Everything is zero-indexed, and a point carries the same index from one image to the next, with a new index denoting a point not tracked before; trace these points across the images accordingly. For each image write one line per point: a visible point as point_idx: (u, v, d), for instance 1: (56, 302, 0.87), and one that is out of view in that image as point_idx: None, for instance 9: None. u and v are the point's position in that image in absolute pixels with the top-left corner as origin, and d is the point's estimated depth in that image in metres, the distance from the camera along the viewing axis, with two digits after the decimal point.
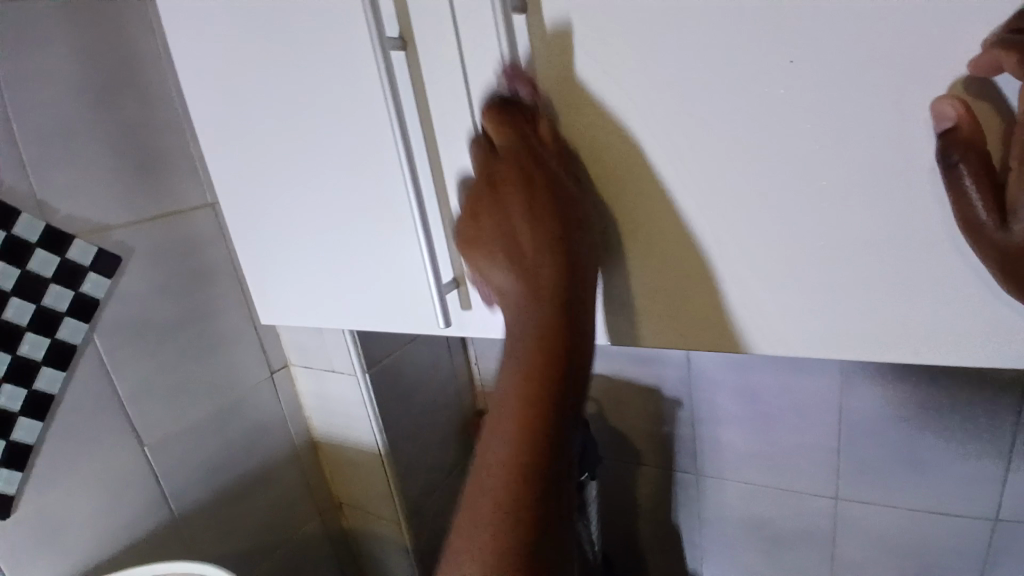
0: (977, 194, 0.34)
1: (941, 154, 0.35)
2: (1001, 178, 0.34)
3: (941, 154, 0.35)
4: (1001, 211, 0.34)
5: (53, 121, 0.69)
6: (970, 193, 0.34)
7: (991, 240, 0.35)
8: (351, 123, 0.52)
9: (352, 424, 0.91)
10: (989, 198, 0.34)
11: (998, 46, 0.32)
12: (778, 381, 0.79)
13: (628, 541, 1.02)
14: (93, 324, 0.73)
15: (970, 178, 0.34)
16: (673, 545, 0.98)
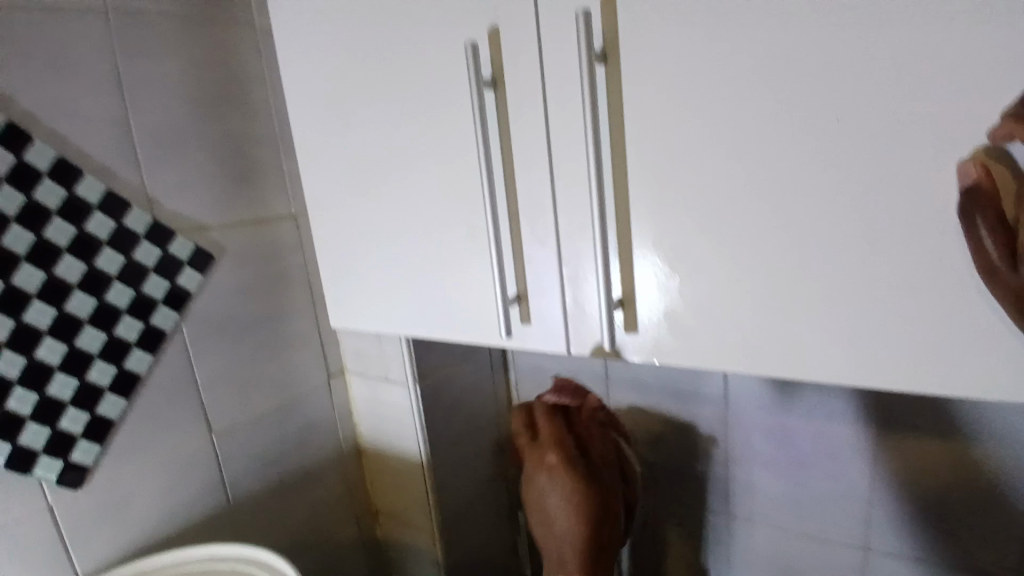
0: (993, 244, 0.38)
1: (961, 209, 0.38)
2: None
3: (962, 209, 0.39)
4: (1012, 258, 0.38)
5: (169, 130, 0.78)
6: (986, 244, 0.38)
7: (1005, 285, 0.38)
8: (438, 150, 0.58)
9: (398, 431, 0.95)
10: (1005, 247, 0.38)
11: (1011, 119, 0.36)
12: (816, 426, 0.80)
13: None
14: (182, 314, 0.81)
15: (985, 229, 0.38)
16: None
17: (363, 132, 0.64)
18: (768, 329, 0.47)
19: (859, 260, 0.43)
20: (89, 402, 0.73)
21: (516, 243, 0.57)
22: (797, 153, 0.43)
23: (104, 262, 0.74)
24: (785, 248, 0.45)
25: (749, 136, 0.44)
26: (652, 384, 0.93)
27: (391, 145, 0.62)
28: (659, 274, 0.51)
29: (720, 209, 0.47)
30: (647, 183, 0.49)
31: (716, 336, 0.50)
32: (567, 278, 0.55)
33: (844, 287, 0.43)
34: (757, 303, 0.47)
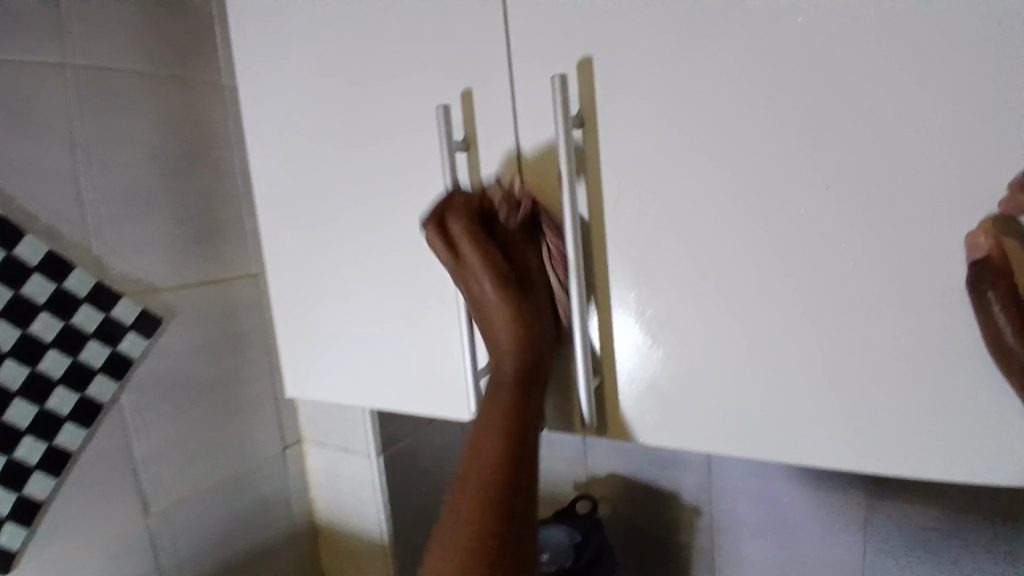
0: (1006, 321, 0.36)
1: (971, 283, 0.36)
2: None
3: (972, 282, 0.36)
4: None
5: (124, 186, 0.74)
6: (999, 320, 0.36)
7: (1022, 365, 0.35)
8: (409, 211, 0.55)
9: (359, 506, 0.88)
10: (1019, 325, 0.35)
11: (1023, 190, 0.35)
12: (801, 495, 0.77)
13: None
14: (124, 382, 0.74)
15: (998, 305, 0.36)
16: None
17: (330, 190, 0.60)
18: (759, 404, 0.44)
19: (853, 333, 0.41)
20: (14, 482, 0.65)
21: None
22: (785, 222, 0.41)
23: (39, 327, 0.67)
24: (776, 320, 0.43)
25: (734, 204, 0.43)
26: (630, 451, 0.89)
27: (359, 205, 0.59)
28: (642, 344, 0.48)
29: (706, 278, 0.44)
30: (630, 248, 0.47)
31: (703, 410, 0.46)
32: None
33: (839, 364, 0.41)
34: (745, 378, 0.44)
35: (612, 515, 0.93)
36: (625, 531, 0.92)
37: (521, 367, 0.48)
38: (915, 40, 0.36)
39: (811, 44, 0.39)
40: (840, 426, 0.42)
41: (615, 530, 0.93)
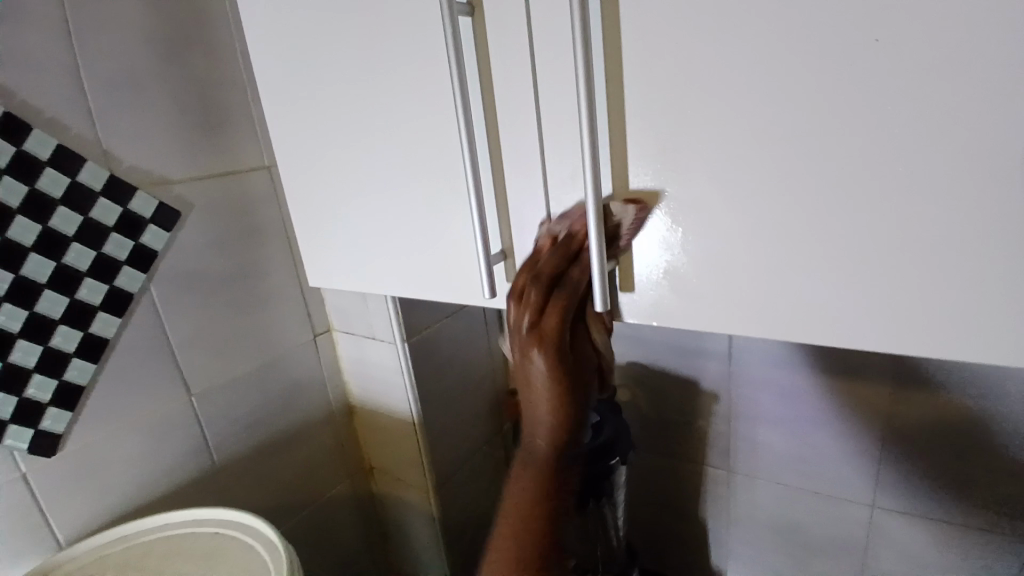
0: None
1: None
2: None
3: None
4: None
5: (124, 75, 0.71)
6: None
7: None
8: (412, 89, 0.51)
9: (388, 391, 0.92)
10: None
11: None
12: (825, 384, 0.76)
13: (652, 530, 1.01)
14: (150, 274, 0.76)
15: None
16: (698, 538, 0.97)
17: (329, 67, 0.56)
18: (785, 285, 0.42)
19: (894, 207, 0.37)
20: (55, 369, 0.69)
21: (500, 192, 0.50)
22: (829, 80, 0.36)
23: (58, 222, 0.68)
24: (809, 195, 0.39)
25: (771, 62, 0.38)
26: (652, 340, 0.89)
27: (361, 83, 0.55)
28: (661, 221, 0.45)
29: (735, 150, 0.41)
30: (651, 120, 0.43)
31: (722, 292, 0.44)
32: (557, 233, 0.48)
33: (870, 242, 0.38)
34: (769, 260, 0.42)
35: (632, 400, 0.95)
36: (645, 415, 0.94)
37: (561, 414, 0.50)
38: None
39: None
40: (871, 306, 0.40)
41: (635, 414, 0.95)
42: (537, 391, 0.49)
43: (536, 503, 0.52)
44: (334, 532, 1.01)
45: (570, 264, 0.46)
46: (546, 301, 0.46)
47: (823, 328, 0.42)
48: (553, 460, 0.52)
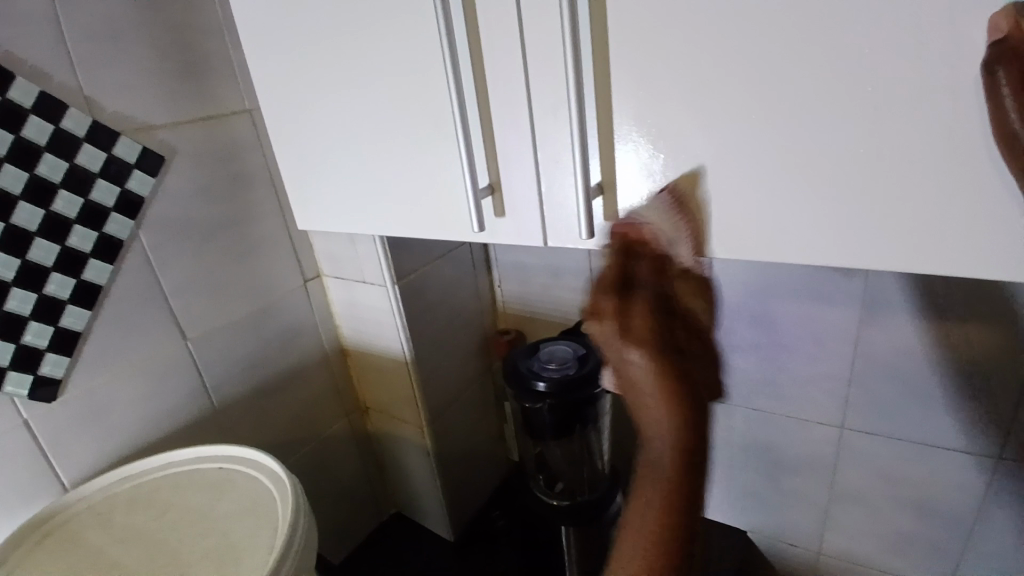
0: (1013, 107, 0.34)
1: (987, 69, 0.34)
2: None
3: (986, 69, 0.34)
4: None
5: (99, 16, 0.69)
6: (1008, 107, 0.34)
7: None
8: (397, 25, 0.52)
9: (380, 333, 0.95)
10: None
11: None
12: (797, 313, 0.81)
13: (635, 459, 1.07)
14: (139, 221, 0.76)
15: (1009, 91, 0.33)
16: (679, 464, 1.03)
17: (310, 2, 0.56)
18: (757, 210, 0.45)
19: (859, 131, 0.39)
20: (51, 316, 0.70)
21: (486, 128, 0.51)
22: (799, 7, 0.38)
23: (45, 168, 0.68)
24: (780, 122, 0.41)
25: None
26: None
27: (343, 19, 0.55)
28: (646, 160, 0.47)
29: (711, 79, 0.42)
30: (631, 51, 0.44)
31: (698, 218, 0.47)
32: (542, 166, 0.50)
33: (834, 166, 0.41)
34: (742, 186, 0.44)
35: None
36: None
37: (672, 404, 0.39)
38: None
39: None
40: (835, 228, 0.42)
41: None
42: (636, 394, 0.41)
43: (662, 522, 0.38)
44: (333, 468, 1.06)
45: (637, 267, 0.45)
46: (625, 298, 0.42)
47: (791, 250, 0.45)
48: (678, 467, 0.38)
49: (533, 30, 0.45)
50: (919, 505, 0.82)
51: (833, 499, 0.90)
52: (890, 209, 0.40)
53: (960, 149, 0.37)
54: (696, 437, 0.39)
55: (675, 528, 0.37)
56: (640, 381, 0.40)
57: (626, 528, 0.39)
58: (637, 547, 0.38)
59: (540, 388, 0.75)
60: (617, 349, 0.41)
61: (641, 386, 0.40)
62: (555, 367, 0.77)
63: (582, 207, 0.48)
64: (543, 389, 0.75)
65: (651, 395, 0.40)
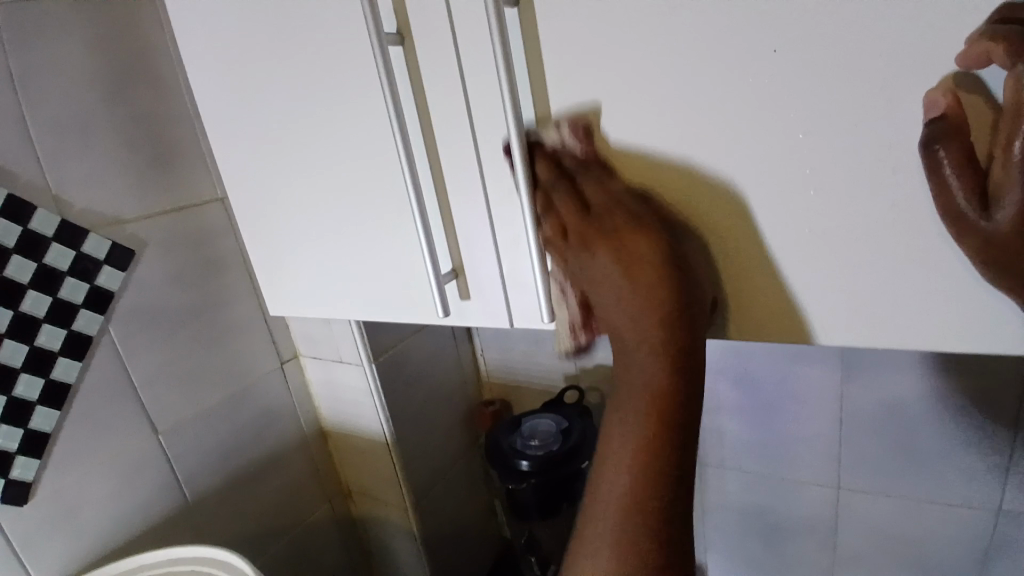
0: (958, 184, 0.34)
1: (926, 146, 0.34)
2: (984, 168, 0.34)
3: (924, 145, 0.35)
4: (982, 199, 0.33)
5: (66, 118, 0.70)
6: (951, 183, 0.34)
7: (976, 229, 0.34)
8: (353, 119, 0.52)
9: (360, 413, 0.92)
10: (971, 187, 0.34)
11: (986, 38, 0.32)
12: (780, 371, 0.79)
13: None
14: (108, 315, 0.75)
15: (952, 167, 0.34)
16: None
17: (270, 98, 0.57)
18: (719, 285, 0.44)
19: (810, 205, 0.39)
20: (19, 418, 0.68)
21: (445, 214, 0.51)
22: (740, 89, 0.38)
23: (13, 270, 0.67)
24: (733, 199, 0.41)
25: (685, 74, 0.39)
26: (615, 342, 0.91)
27: (301, 114, 0.56)
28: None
29: (662, 159, 0.42)
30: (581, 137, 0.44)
31: None
32: (503, 250, 0.49)
33: (788, 240, 0.40)
34: None
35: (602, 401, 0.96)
36: None
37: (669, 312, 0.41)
38: None
39: None
40: (797, 301, 0.42)
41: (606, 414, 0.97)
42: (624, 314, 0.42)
43: (644, 472, 0.41)
44: (316, 557, 1.01)
45: (589, 185, 0.44)
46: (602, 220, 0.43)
47: (755, 324, 0.44)
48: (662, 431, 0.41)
49: (483, 120, 0.46)
50: (925, 565, 0.79)
51: (838, 564, 0.85)
52: (850, 281, 0.40)
53: (910, 221, 0.37)
54: (687, 363, 0.41)
55: (657, 467, 0.40)
56: (612, 289, 0.43)
57: (608, 464, 0.42)
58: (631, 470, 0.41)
59: (523, 467, 0.72)
60: (593, 253, 0.43)
61: (622, 288, 0.42)
62: (538, 443, 0.75)
63: (544, 294, 0.48)
64: (526, 468, 0.72)
65: (634, 298, 0.42)
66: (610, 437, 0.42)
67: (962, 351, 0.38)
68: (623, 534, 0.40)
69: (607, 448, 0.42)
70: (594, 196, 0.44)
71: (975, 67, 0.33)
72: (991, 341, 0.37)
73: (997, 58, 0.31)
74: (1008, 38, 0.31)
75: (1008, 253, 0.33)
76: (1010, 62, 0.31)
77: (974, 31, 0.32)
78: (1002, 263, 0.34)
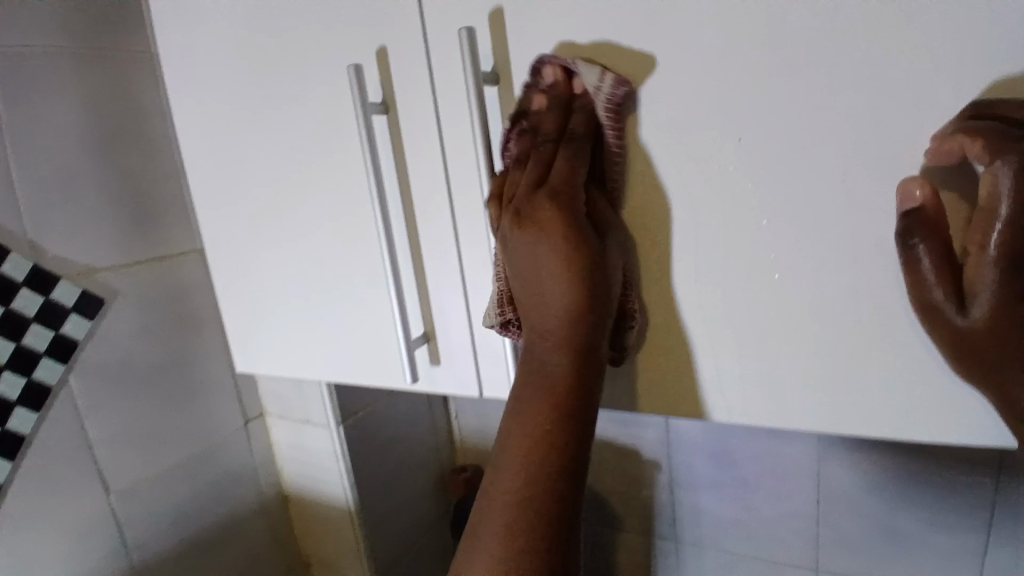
0: (934, 277, 0.34)
1: (903, 235, 0.35)
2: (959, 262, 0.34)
3: (901, 235, 0.35)
4: (958, 296, 0.34)
5: (53, 166, 0.70)
6: (927, 277, 0.34)
7: (949, 325, 0.34)
8: (332, 181, 0.53)
9: (325, 478, 0.89)
10: (946, 283, 0.34)
11: (960, 132, 0.32)
12: (756, 447, 0.78)
13: None
14: (71, 366, 0.72)
15: (928, 259, 0.34)
16: None
17: (253, 157, 0.58)
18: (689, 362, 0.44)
19: (777, 287, 0.39)
20: None
21: (420, 278, 0.51)
22: (706, 172, 0.40)
23: None
24: (703, 278, 0.41)
25: (654, 155, 0.41)
26: None
27: (284, 175, 0.56)
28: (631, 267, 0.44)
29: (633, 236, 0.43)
30: None
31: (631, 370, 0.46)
32: (475, 316, 0.49)
33: (757, 320, 0.41)
34: (672, 339, 0.44)
35: None
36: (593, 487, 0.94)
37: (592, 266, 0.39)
38: None
39: None
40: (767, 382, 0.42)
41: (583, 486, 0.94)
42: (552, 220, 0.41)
43: (543, 447, 0.37)
44: None
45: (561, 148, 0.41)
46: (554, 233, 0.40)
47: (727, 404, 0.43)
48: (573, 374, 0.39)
49: (461, 188, 0.46)
50: None
51: None
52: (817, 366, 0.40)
53: (873, 309, 0.37)
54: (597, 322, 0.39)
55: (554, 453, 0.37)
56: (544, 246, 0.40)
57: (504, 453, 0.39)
58: (534, 418, 0.38)
59: None
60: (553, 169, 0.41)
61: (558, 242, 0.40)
62: None
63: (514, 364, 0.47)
64: None
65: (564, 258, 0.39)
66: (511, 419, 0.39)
67: (931, 439, 0.38)
68: (504, 535, 0.36)
69: (516, 409, 0.39)
70: (557, 165, 0.41)
71: (950, 160, 0.33)
72: (959, 430, 0.37)
73: (973, 153, 0.32)
74: (985, 134, 0.31)
75: (980, 354, 0.33)
76: (988, 158, 0.31)
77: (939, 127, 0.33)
78: (974, 362, 0.34)
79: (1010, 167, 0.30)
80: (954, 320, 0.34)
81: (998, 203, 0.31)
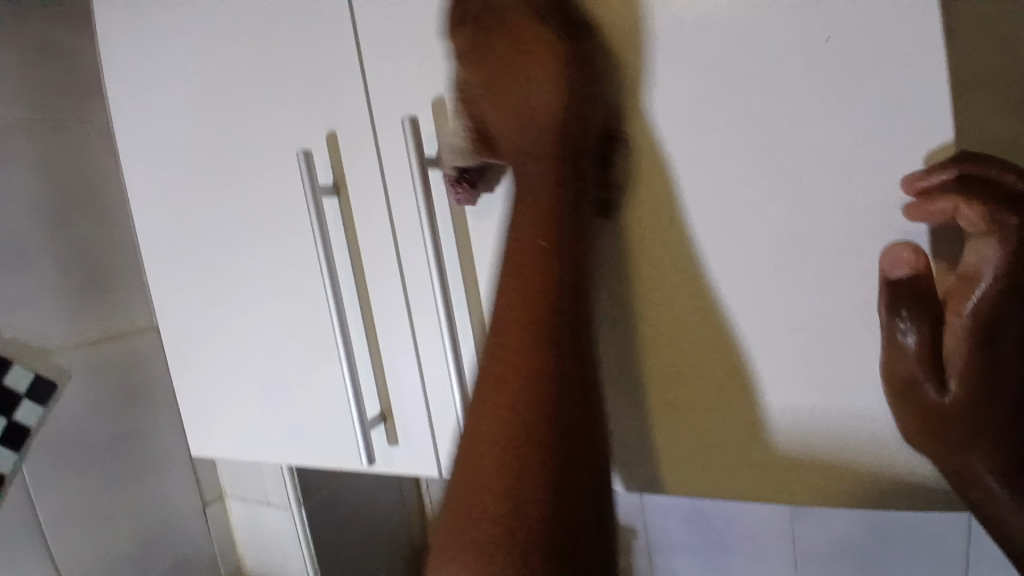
0: (915, 348, 0.33)
1: (891, 304, 0.33)
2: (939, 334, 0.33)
3: (890, 304, 0.33)
4: (936, 372, 0.33)
5: (9, 246, 0.69)
6: (907, 348, 0.33)
7: (924, 402, 0.33)
8: (285, 261, 0.53)
9: (287, 563, 0.85)
10: (924, 356, 0.33)
11: (956, 192, 0.31)
12: (732, 508, 0.77)
13: None
14: (23, 454, 0.69)
15: (911, 331, 0.33)
16: None
17: (207, 236, 0.57)
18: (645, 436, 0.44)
19: (725, 360, 0.40)
20: None
21: (374, 356, 0.50)
22: (648, 248, 0.40)
23: None
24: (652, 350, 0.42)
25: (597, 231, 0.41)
26: None
27: (237, 254, 0.56)
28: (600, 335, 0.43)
29: None
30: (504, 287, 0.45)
31: None
32: (432, 393, 0.48)
33: (707, 390, 0.41)
34: (627, 410, 0.44)
35: None
36: None
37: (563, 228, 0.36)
38: (750, 60, 0.35)
39: (658, 62, 0.38)
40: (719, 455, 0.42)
41: None
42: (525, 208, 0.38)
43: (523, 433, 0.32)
44: None
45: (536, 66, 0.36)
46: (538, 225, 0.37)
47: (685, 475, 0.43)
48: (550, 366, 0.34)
49: (412, 265, 0.47)
50: None
51: None
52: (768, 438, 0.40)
53: (817, 381, 0.38)
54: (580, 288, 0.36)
55: (542, 431, 0.32)
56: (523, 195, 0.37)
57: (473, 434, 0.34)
58: (518, 392, 0.33)
59: None
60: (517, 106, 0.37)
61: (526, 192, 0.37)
62: None
63: None
64: None
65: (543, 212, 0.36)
66: (466, 428, 0.35)
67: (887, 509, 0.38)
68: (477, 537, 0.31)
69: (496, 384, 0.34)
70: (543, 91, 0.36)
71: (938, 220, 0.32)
72: (912, 498, 0.37)
73: (966, 217, 0.31)
74: (981, 200, 0.30)
75: (948, 432, 0.32)
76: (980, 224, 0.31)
77: (873, 200, 0.34)
78: (939, 439, 0.33)
79: (999, 244, 0.31)
80: (931, 396, 0.33)
81: (979, 277, 0.32)
